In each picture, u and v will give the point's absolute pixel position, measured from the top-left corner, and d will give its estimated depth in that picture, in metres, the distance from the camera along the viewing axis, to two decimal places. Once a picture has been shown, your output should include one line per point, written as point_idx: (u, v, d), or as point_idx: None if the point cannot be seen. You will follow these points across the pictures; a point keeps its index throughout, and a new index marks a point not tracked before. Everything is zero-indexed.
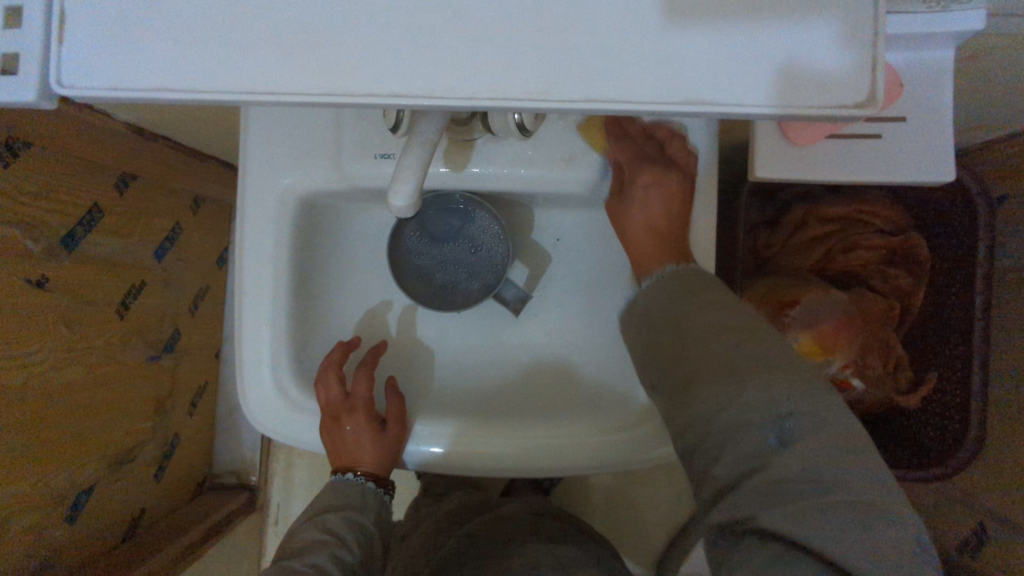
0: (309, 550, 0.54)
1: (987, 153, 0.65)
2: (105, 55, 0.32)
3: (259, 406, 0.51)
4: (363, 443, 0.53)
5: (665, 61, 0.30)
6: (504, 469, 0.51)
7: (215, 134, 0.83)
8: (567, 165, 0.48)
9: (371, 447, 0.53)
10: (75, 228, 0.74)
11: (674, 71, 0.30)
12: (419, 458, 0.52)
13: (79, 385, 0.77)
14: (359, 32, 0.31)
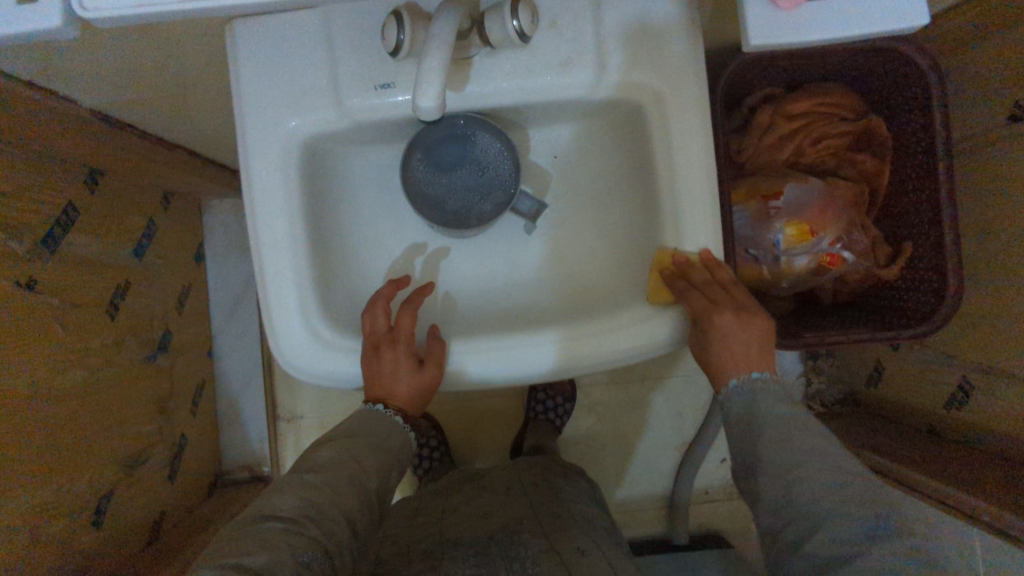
0: (327, 471, 0.53)
1: (937, 28, 0.70)
2: None
3: (293, 352, 0.52)
4: (400, 375, 0.51)
5: None
6: (543, 374, 0.52)
7: (183, 121, 0.81)
8: (563, 70, 0.49)
9: (409, 381, 0.51)
10: (54, 228, 0.72)
11: None
12: (458, 381, 0.52)
13: (82, 388, 0.75)
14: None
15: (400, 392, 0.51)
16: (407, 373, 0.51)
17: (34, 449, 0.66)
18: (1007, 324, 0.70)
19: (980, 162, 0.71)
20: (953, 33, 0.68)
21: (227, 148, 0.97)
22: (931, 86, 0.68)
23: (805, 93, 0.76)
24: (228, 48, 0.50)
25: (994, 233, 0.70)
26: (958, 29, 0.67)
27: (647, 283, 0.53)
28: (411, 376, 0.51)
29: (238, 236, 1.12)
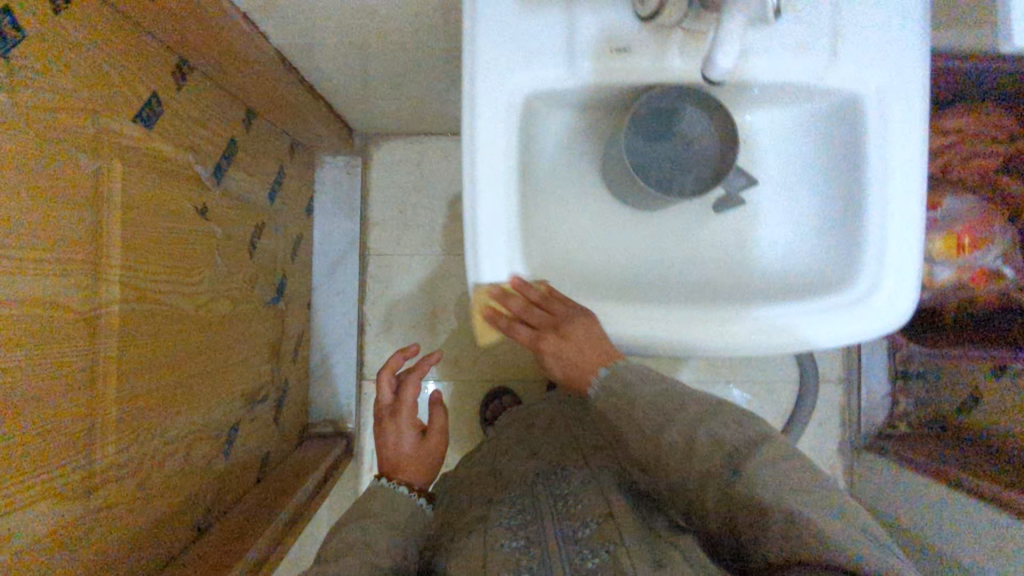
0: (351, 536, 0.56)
1: None
2: None
3: (499, 299, 0.53)
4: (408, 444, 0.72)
5: None
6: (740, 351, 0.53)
7: (339, 73, 0.84)
8: (798, 52, 0.50)
9: (416, 446, 0.72)
10: (221, 159, 0.74)
11: None
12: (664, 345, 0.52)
13: (229, 319, 0.77)
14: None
15: (405, 459, 0.71)
16: (410, 445, 0.72)
17: (192, 369, 0.67)
18: None
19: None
20: None
21: (359, 106, 0.99)
22: None
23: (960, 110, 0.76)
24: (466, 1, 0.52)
25: None
26: None
27: (845, 271, 0.54)
28: (415, 445, 0.72)
29: (347, 195, 1.14)
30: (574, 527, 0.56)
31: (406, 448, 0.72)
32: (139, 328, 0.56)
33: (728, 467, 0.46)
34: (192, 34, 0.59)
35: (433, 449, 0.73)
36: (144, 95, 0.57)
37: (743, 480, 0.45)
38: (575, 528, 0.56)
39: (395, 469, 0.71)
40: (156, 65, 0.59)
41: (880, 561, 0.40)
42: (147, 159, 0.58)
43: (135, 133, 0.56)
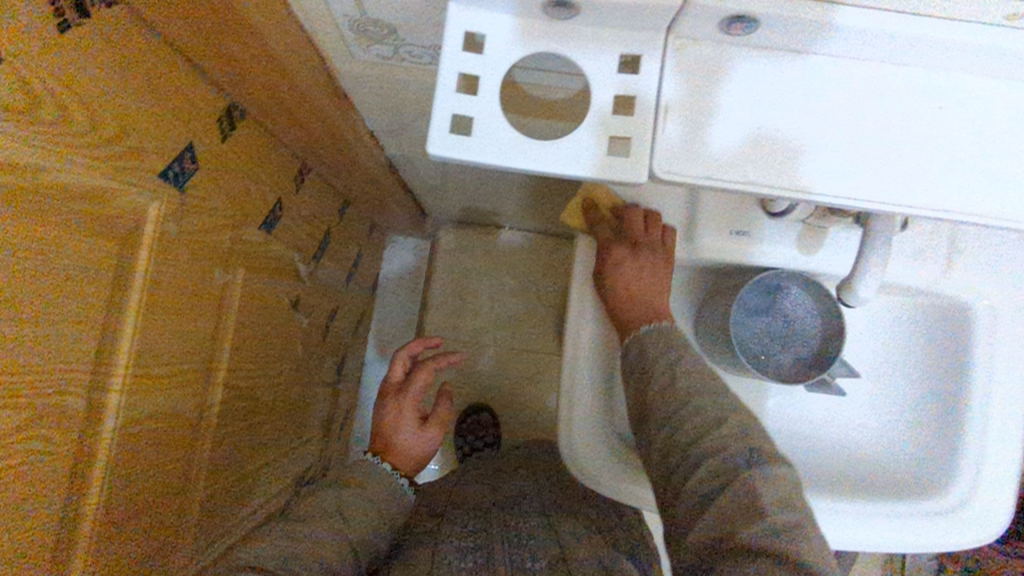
0: None
1: None
2: (693, 147, 0.34)
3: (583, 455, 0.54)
4: (412, 436, 0.70)
5: None
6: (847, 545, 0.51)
7: (432, 172, 0.86)
8: (916, 263, 0.51)
9: (419, 441, 0.70)
10: (316, 252, 0.76)
11: None
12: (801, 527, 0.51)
13: (296, 405, 0.77)
14: (791, 136, 0.34)
15: (402, 440, 0.69)
16: (410, 431, 0.70)
17: (262, 458, 0.68)
18: None
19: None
20: None
21: (440, 198, 1.02)
22: None
23: None
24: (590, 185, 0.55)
25: None
26: None
27: (938, 475, 0.53)
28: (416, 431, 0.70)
29: (410, 276, 1.16)
30: (525, 557, 0.55)
31: (405, 436, 0.69)
32: (227, 426, 0.57)
33: (729, 478, 0.41)
34: (319, 147, 0.62)
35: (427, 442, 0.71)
36: (271, 203, 0.60)
37: (753, 472, 0.41)
38: (526, 559, 0.55)
39: (387, 447, 0.68)
40: (283, 173, 0.62)
41: (787, 525, 0.39)
42: (264, 262, 0.60)
43: (259, 239, 0.58)
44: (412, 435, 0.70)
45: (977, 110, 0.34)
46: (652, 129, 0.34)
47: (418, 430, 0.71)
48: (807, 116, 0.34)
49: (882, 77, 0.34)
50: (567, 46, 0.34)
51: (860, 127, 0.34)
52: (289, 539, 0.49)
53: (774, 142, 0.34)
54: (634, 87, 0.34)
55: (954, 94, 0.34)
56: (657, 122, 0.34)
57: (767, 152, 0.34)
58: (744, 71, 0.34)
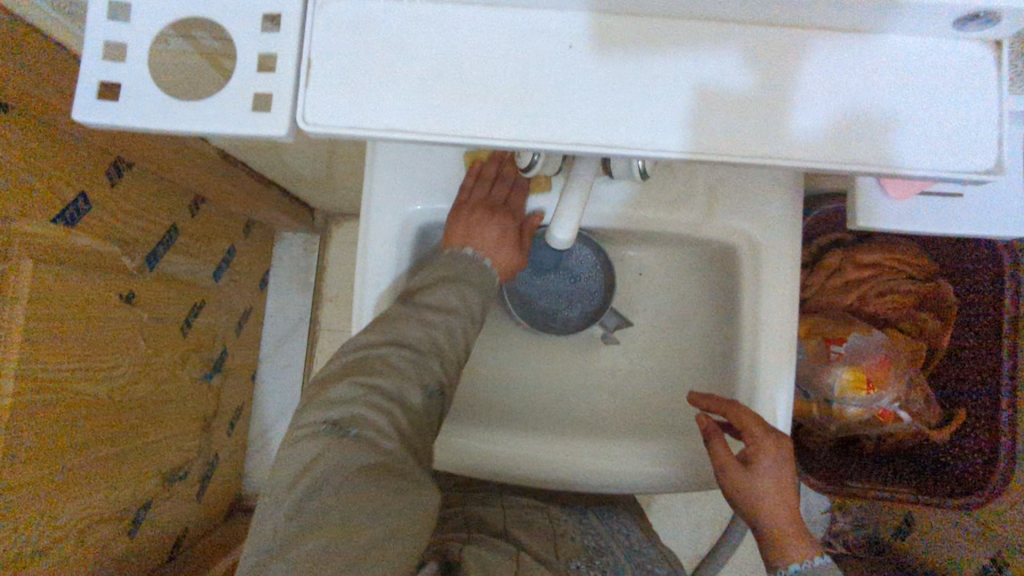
0: None
1: None
2: (344, 100, 0.35)
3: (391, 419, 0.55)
4: (493, 231, 0.53)
5: (845, 137, 0.36)
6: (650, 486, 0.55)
7: (282, 159, 0.87)
8: (673, 207, 0.53)
9: (494, 230, 0.53)
10: (157, 246, 0.77)
11: (837, 146, 0.36)
12: (610, 480, 0.54)
13: (148, 400, 0.78)
14: (880, 94, 0.36)
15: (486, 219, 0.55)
16: (494, 228, 0.53)
17: (98, 452, 0.68)
18: None
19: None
20: None
21: (312, 188, 1.03)
22: (1003, 268, 0.70)
23: (878, 246, 0.79)
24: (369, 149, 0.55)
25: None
26: None
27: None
28: (493, 242, 0.54)
29: (301, 270, 1.17)
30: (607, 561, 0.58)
31: (485, 238, 0.53)
32: (36, 418, 0.58)
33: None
34: (121, 141, 0.63)
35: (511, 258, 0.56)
36: (70, 197, 0.61)
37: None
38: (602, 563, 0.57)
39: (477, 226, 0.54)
40: (87, 168, 0.62)
41: None
42: (67, 255, 0.61)
43: (57, 233, 0.59)
44: (492, 230, 0.53)
45: (604, 45, 0.36)
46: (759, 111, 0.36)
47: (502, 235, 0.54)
48: (890, 81, 0.35)
49: (520, 20, 0.36)
50: (210, 7, 0.35)
51: (496, 68, 0.35)
52: (410, 361, 0.48)
53: (870, 105, 0.35)
54: (700, 76, 0.36)
55: (588, 32, 0.36)
56: (750, 102, 0.36)
57: (866, 127, 0.36)
58: (385, 24, 0.35)
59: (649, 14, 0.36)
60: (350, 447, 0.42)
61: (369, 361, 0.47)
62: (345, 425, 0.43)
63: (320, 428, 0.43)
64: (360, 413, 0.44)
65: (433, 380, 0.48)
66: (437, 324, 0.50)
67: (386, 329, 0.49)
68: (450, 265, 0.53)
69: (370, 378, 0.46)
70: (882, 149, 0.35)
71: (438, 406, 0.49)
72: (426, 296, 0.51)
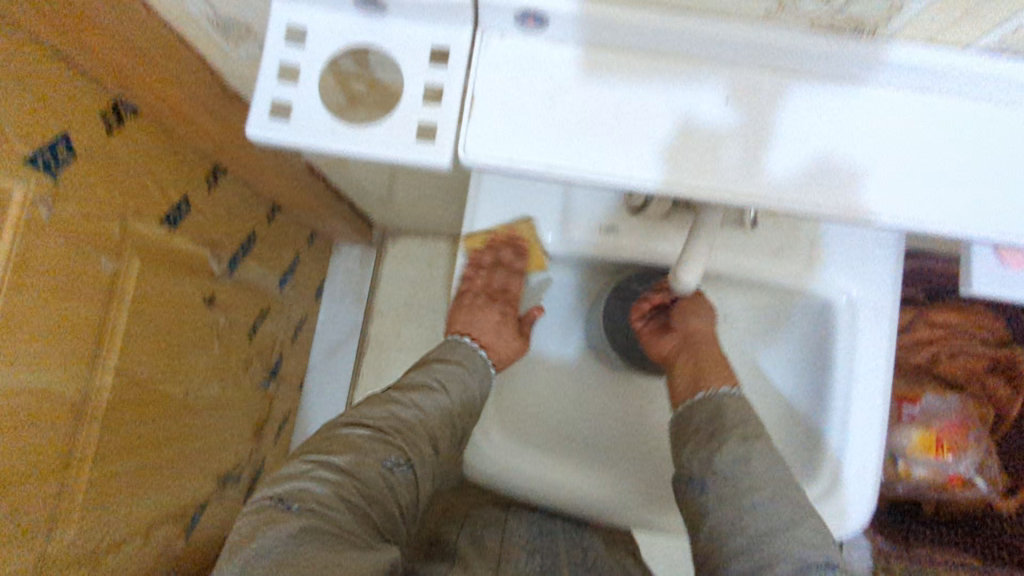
0: None
1: None
2: (505, 135, 0.36)
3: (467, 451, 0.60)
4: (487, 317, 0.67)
5: (815, 189, 0.36)
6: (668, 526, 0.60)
7: (360, 174, 0.89)
8: (775, 258, 0.54)
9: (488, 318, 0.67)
10: (238, 251, 0.79)
11: (817, 197, 0.36)
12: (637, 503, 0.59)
13: (215, 400, 0.78)
14: (844, 152, 0.36)
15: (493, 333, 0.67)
16: (490, 315, 0.67)
17: (171, 449, 0.69)
18: None
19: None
20: None
21: (379, 204, 1.04)
22: None
23: (951, 307, 0.78)
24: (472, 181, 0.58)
25: None
26: None
27: (808, 469, 0.56)
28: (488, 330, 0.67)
29: (356, 282, 1.18)
30: None
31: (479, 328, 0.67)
32: (126, 412, 0.59)
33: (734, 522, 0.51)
34: (225, 149, 0.65)
35: (515, 350, 0.67)
36: (175, 199, 0.63)
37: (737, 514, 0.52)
38: None
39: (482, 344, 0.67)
40: (192, 172, 0.64)
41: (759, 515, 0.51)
42: (166, 255, 0.62)
43: (161, 233, 0.61)
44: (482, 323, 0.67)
45: (757, 99, 0.37)
46: (711, 163, 0.37)
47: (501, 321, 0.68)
48: (852, 128, 0.36)
49: (674, 73, 0.37)
50: (383, 40, 0.37)
51: (654, 115, 0.37)
52: (380, 431, 0.57)
53: (832, 155, 0.36)
54: (679, 108, 0.37)
55: (741, 88, 0.37)
56: (718, 146, 0.37)
57: (833, 178, 0.36)
58: (548, 65, 0.37)
59: (804, 76, 0.36)
60: (286, 519, 0.48)
61: (340, 442, 0.55)
62: (289, 498, 0.50)
63: (265, 503, 0.50)
64: (304, 485, 0.51)
65: (389, 455, 0.56)
66: (405, 404, 0.59)
67: (375, 405, 0.59)
68: (446, 348, 0.66)
69: (326, 453, 0.54)
70: (845, 200, 0.36)
71: (402, 479, 0.57)
72: (414, 378, 0.62)
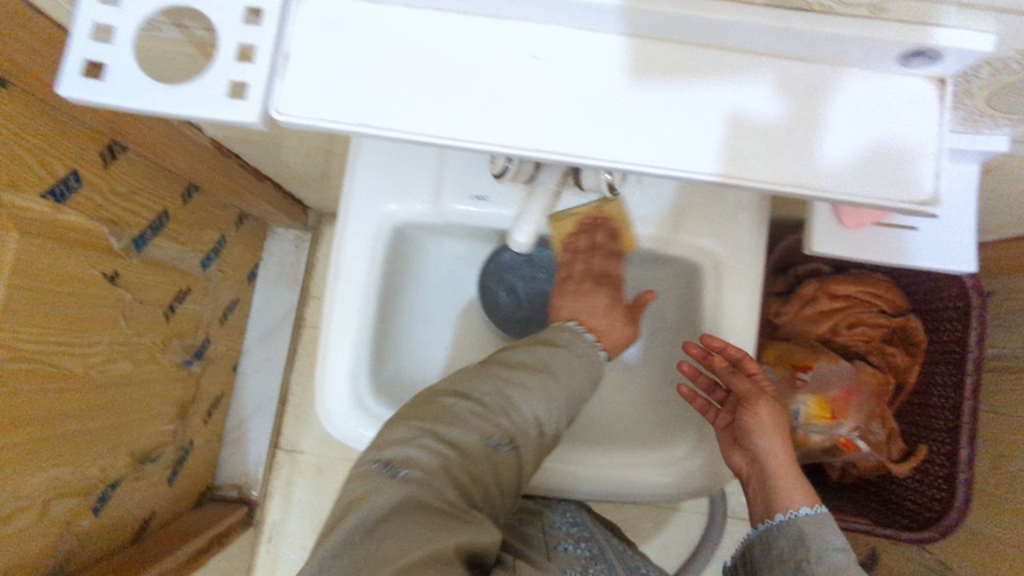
0: None
1: (997, 252, 0.75)
2: (316, 94, 0.37)
3: (360, 431, 0.56)
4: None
5: (767, 154, 0.36)
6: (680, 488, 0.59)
7: (278, 154, 0.89)
8: (637, 223, 0.55)
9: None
10: (146, 230, 0.79)
11: (695, 151, 0.36)
12: (643, 480, 0.57)
13: (124, 379, 0.79)
14: (897, 133, 0.36)
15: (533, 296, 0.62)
16: (517, 268, 0.61)
17: (70, 425, 0.70)
18: (982, 538, 0.76)
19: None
20: (1008, 261, 0.74)
21: (307, 185, 1.05)
22: (969, 291, 0.72)
23: (852, 279, 0.81)
24: (350, 146, 0.57)
25: (994, 450, 0.76)
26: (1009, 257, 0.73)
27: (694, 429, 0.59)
28: None
29: (292, 265, 1.18)
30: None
31: (512, 280, 0.60)
32: (8, 386, 0.59)
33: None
34: (115, 124, 0.65)
35: (543, 299, 0.62)
36: (60, 174, 0.62)
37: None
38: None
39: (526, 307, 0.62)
40: (82, 148, 0.64)
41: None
42: (52, 231, 0.62)
43: (44, 208, 0.61)
44: (517, 270, 0.61)
45: (567, 51, 0.37)
46: (629, 125, 0.36)
47: (531, 277, 0.62)
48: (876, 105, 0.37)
49: (521, 39, 0.37)
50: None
51: (464, 69, 0.37)
52: (486, 406, 0.51)
53: (871, 134, 0.37)
54: (573, 62, 0.37)
55: (552, 44, 0.37)
56: (767, 127, 0.37)
57: (879, 156, 0.36)
58: (361, 22, 0.37)
59: (610, 33, 0.36)
60: (383, 491, 0.44)
61: (441, 412, 0.51)
62: (395, 465, 0.46)
63: (370, 470, 0.47)
64: (411, 452, 0.47)
65: (494, 432, 0.51)
66: (517, 380, 0.53)
67: (462, 382, 0.53)
68: (562, 337, 0.57)
69: (435, 424, 0.50)
70: (776, 159, 0.36)
71: (508, 458, 0.51)
72: (511, 357, 0.55)
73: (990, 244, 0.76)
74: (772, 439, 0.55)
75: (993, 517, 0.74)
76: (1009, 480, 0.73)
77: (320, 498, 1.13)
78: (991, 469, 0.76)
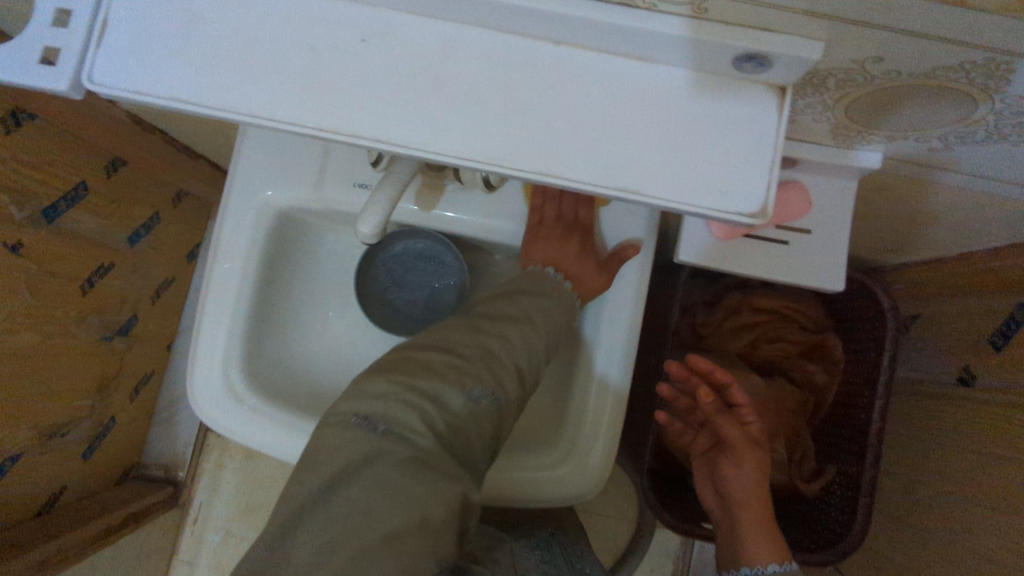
0: None
1: (923, 273, 0.75)
2: (130, 65, 0.35)
3: (228, 417, 0.55)
4: (567, 245, 0.56)
5: (595, 153, 0.35)
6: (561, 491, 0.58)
7: (210, 133, 0.88)
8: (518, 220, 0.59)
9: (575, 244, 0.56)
10: (59, 202, 0.77)
11: (517, 146, 0.35)
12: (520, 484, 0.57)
13: (29, 351, 0.77)
14: (718, 133, 0.35)
15: (581, 274, 0.56)
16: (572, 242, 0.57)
17: None
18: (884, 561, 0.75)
19: (947, 402, 0.68)
20: (929, 283, 0.74)
21: None
22: (886, 311, 0.69)
23: (774, 293, 0.80)
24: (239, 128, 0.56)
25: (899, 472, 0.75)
26: (927, 278, 0.74)
27: (572, 435, 0.57)
28: (576, 255, 0.56)
29: None
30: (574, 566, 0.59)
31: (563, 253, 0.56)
32: None
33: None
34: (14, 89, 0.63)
35: (599, 284, 0.56)
36: None
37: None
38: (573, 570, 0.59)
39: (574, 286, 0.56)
40: None
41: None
42: None
43: None
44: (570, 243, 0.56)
45: (395, 36, 0.36)
46: (452, 116, 0.35)
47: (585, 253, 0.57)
48: (724, 108, 0.35)
49: (349, 22, 0.36)
50: None
51: (285, 48, 0.35)
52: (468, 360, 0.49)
53: (698, 134, 0.35)
54: (405, 51, 0.35)
55: (380, 26, 0.36)
56: (585, 118, 0.35)
57: (699, 155, 0.35)
58: None
59: (438, 21, 0.35)
60: (374, 452, 0.42)
61: (417, 364, 0.47)
62: (374, 419, 0.44)
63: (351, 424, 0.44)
64: (394, 411, 0.44)
65: (477, 384, 0.48)
66: (490, 332, 0.51)
67: (434, 338, 0.50)
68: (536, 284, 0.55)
69: (410, 380, 0.46)
70: (595, 157, 0.35)
71: (488, 410, 0.48)
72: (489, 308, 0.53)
73: (916, 266, 0.76)
74: (748, 497, 0.65)
75: (893, 540, 0.74)
76: (910, 503, 0.72)
77: (248, 481, 1.13)
78: (897, 491, 0.75)
